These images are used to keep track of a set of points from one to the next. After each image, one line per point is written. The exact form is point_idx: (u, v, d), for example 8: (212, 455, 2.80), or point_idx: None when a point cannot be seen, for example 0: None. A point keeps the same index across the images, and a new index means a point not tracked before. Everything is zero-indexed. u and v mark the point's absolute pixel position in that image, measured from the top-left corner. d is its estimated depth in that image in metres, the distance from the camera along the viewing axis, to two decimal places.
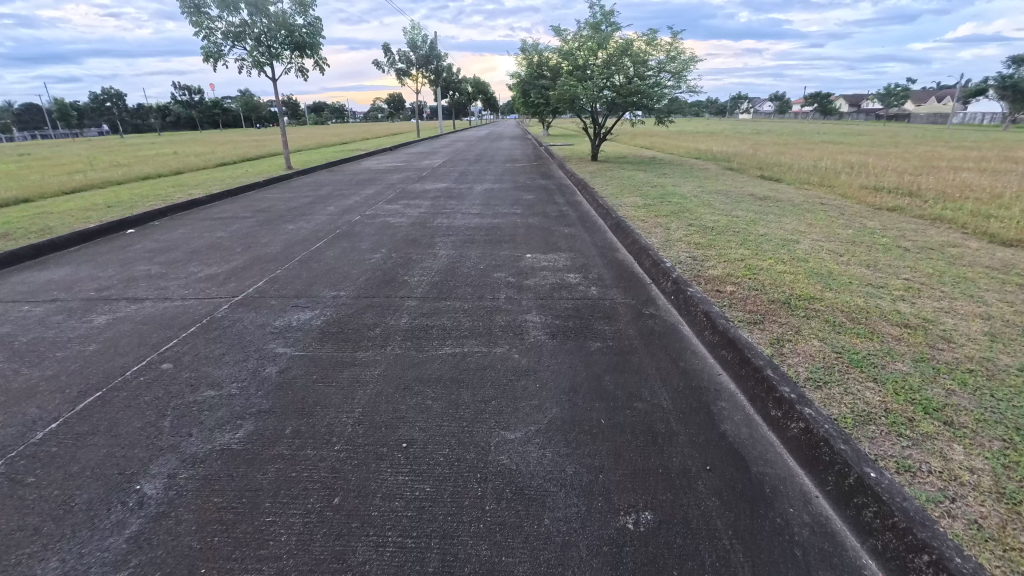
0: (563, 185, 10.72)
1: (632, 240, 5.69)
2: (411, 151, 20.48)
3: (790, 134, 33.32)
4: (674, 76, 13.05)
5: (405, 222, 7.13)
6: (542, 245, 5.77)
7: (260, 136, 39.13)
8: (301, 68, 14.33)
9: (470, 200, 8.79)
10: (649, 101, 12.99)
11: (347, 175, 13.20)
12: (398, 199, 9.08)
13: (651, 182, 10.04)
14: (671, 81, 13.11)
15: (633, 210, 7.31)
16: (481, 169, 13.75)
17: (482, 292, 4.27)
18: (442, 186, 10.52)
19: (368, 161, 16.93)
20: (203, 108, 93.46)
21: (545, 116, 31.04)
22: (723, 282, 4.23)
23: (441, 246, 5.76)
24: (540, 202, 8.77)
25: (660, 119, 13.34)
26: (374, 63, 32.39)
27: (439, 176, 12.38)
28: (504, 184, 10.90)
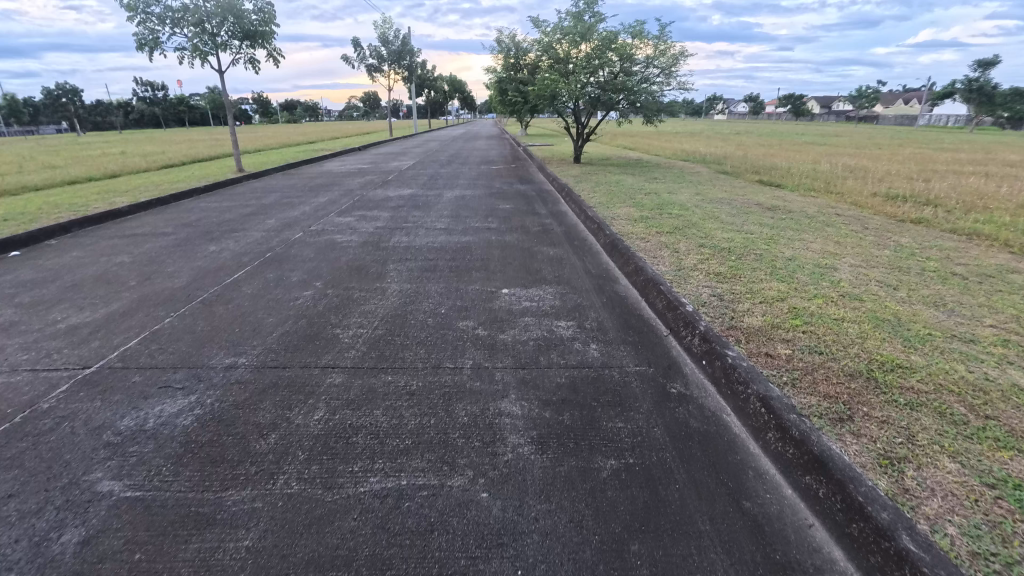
0: (543, 191, 9.55)
1: (634, 266, 4.50)
2: (380, 151, 19.04)
3: (770, 136, 32.91)
4: (662, 72, 12.02)
5: (355, 241, 5.86)
6: (521, 275, 4.54)
7: (222, 135, 36.84)
8: (251, 59, 12.82)
9: (436, 210, 7.55)
10: (637, 98, 11.92)
11: (302, 179, 11.78)
12: (352, 209, 7.77)
13: (642, 188, 8.93)
14: (660, 77, 12.07)
15: (628, 223, 6.17)
16: (453, 172, 12.51)
17: (437, 357, 3.03)
18: (406, 193, 9.23)
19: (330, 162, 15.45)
20: (166, 105, 89.40)
21: (522, 115, 29.82)
22: (770, 339, 3.08)
23: (393, 276, 4.51)
24: (517, 211, 7.56)
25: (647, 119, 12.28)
26: (343, 57, 30.65)
27: (405, 180, 11.07)
28: (477, 189, 9.67)
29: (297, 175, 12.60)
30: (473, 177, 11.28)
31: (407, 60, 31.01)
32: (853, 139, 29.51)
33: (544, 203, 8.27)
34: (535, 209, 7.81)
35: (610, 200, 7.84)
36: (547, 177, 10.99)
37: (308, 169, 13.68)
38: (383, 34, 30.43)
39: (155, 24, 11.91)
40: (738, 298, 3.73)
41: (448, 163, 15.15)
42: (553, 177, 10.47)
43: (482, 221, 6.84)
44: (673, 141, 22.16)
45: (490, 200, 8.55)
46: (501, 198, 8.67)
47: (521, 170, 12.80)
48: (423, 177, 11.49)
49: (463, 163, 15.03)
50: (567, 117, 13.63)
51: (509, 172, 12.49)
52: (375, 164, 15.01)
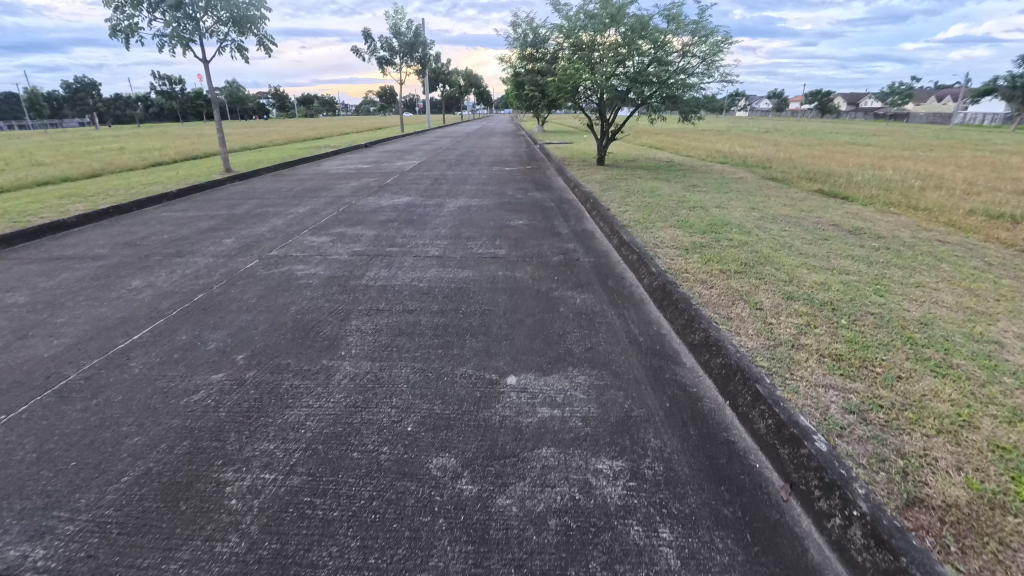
0: (563, 200, 8.06)
1: (705, 336, 3.03)
2: (384, 150, 17.67)
3: (802, 134, 30.96)
4: (703, 62, 10.38)
5: (321, 274, 4.47)
6: (537, 345, 3.10)
7: (229, 130, 35.76)
8: (239, 48, 11.51)
9: (433, 227, 6.13)
10: (672, 92, 10.32)
11: (291, 182, 10.46)
12: (333, 224, 6.39)
13: (683, 200, 7.38)
14: (699, 67, 10.45)
15: (677, 255, 4.67)
16: (460, 175, 11.08)
17: (378, 566, 1.63)
18: (402, 201, 7.82)
19: (329, 162, 14.12)
20: (183, 99, 89.32)
21: (539, 110, 28.22)
22: (1006, 548, 1.63)
23: (351, 345, 3.11)
24: (532, 228, 6.08)
25: (683, 115, 10.68)
26: (353, 50, 29.30)
27: (404, 184, 9.65)
28: (486, 197, 8.22)
29: (288, 177, 11.27)
30: (483, 182, 9.82)
31: (420, 53, 29.59)
32: (894, 139, 27.41)
33: (564, 217, 6.78)
34: (554, 225, 6.33)
35: (646, 215, 6.32)
36: (567, 182, 9.50)
37: (302, 170, 12.36)
38: (394, 25, 28.98)
39: (131, 8, 10.59)
40: (896, 424, 2.26)
41: (457, 163, 13.70)
42: (574, 184, 8.98)
43: (487, 243, 5.39)
44: (700, 140, 20.52)
45: (499, 212, 7.08)
46: (513, 210, 7.21)
47: (537, 173, 11.29)
48: (425, 181, 10.07)
49: (473, 163, 13.59)
50: (590, 112, 12.07)
51: (523, 175, 11.02)
52: (377, 164, 13.63)
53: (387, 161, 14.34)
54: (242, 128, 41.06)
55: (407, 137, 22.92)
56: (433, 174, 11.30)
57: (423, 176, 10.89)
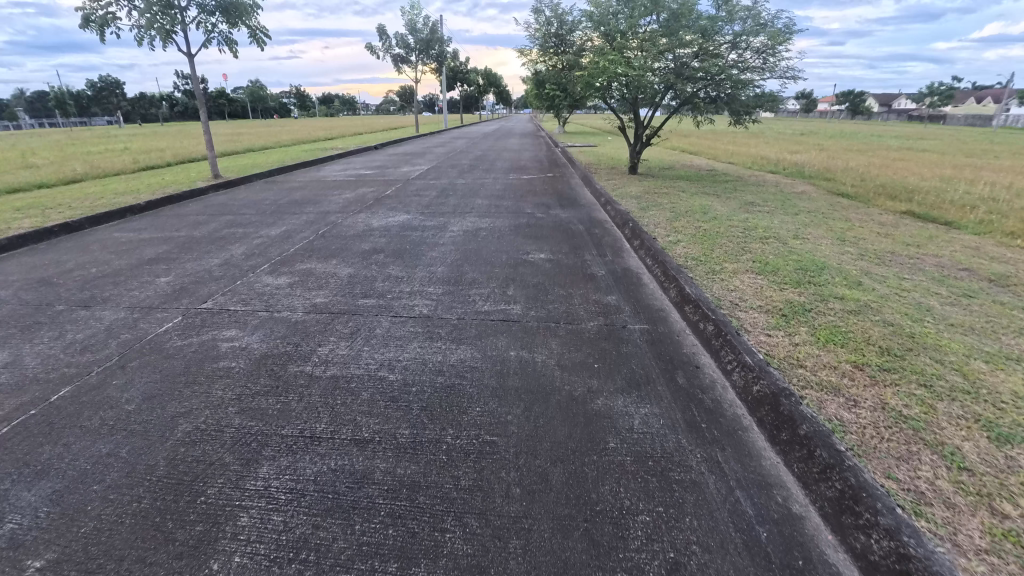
0: (593, 219, 6.55)
1: (901, 559, 1.58)
2: (393, 152, 16.33)
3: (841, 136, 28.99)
4: (760, 55, 8.61)
5: (255, 348, 3.08)
6: (578, 560, 1.64)
7: (242, 131, 34.91)
8: (228, 40, 10.23)
9: (429, 261, 4.70)
10: (721, 90, 8.68)
11: (279, 191, 9.15)
12: (302, 254, 5.00)
13: (747, 223, 5.81)
14: (755, 61, 8.68)
15: (775, 328, 3.14)
16: (472, 183, 9.67)
17: None
18: (398, 220, 6.42)
19: (330, 166, 12.83)
20: (205, 98, 89.73)
21: (559, 110, 26.66)
22: None
23: (238, 543, 1.73)
24: (556, 264, 4.59)
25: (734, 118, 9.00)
26: (366, 47, 28.08)
27: (406, 196, 8.23)
28: (499, 214, 6.75)
29: (279, 184, 9.98)
30: (497, 193, 8.38)
31: (437, 50, 28.28)
32: (943, 143, 25.35)
33: (597, 244, 5.26)
34: (584, 257, 4.83)
35: (707, 247, 4.80)
36: (596, 194, 7.99)
37: (297, 176, 11.08)
38: (410, 21, 27.70)
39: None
40: None
41: (469, 169, 12.27)
42: (605, 198, 7.46)
43: (495, 290, 3.94)
44: (737, 143, 18.84)
45: (515, 236, 5.61)
46: (533, 234, 5.74)
47: (559, 182, 9.79)
48: (431, 192, 8.66)
49: (488, 169, 12.16)
50: (621, 115, 10.37)
51: (543, 184, 9.54)
52: (382, 169, 12.28)
53: (393, 165, 12.99)
54: (257, 128, 40.36)
55: (420, 139, 21.59)
56: (442, 182, 9.91)
57: (429, 184, 9.50)
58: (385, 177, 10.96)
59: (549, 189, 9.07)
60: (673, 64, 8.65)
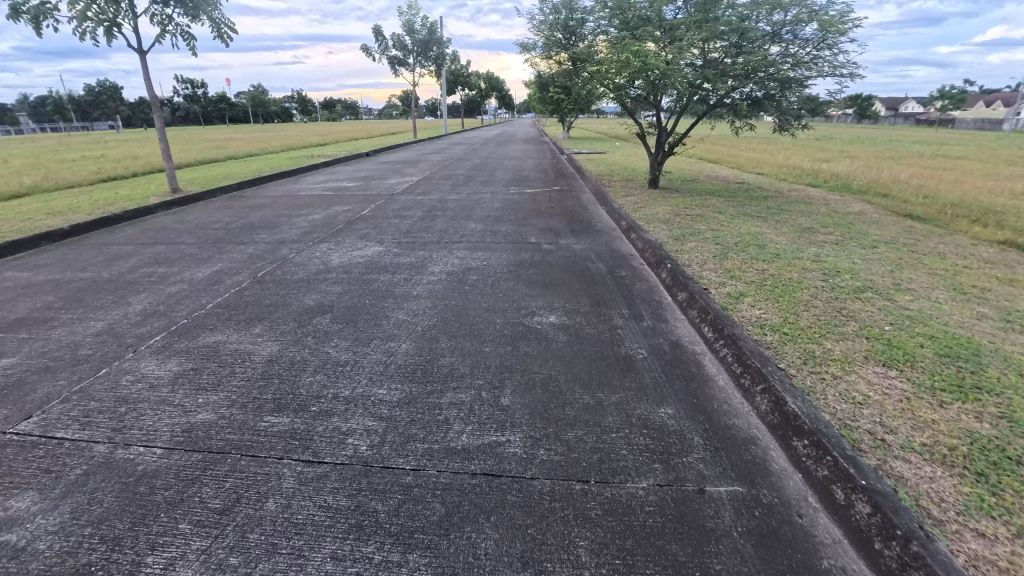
0: (616, 250, 5.10)
1: None
2: (384, 160, 14.94)
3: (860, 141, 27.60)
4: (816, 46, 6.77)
5: (34, 558, 1.67)
6: None
7: (235, 136, 33.62)
8: (185, 34, 8.83)
9: (391, 328, 3.28)
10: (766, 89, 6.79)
11: (239, 210, 7.76)
12: (220, 313, 3.60)
13: (823, 262, 4.38)
14: (810, 54, 6.82)
15: (988, 520, 1.71)
16: (467, 199, 8.26)
17: None
18: (366, 253, 5.01)
19: (311, 176, 11.45)
20: (205, 102, 88.81)
21: (564, 114, 25.30)
22: None
23: None
24: (574, 336, 3.15)
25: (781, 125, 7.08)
26: (362, 48, 26.77)
27: (384, 216, 6.81)
28: (496, 243, 5.33)
29: (243, 200, 8.60)
30: (495, 213, 6.97)
31: (436, 52, 26.97)
32: (971, 149, 23.92)
33: (628, 297, 3.81)
34: (613, 321, 3.38)
35: (788, 311, 3.35)
36: (615, 215, 6.56)
37: (269, 190, 9.70)
38: (407, 22, 26.37)
39: None
40: None
41: (465, 180, 10.87)
42: (628, 220, 6.03)
43: (482, 394, 2.51)
44: (758, 150, 17.41)
45: (515, 279, 4.18)
46: (539, 274, 4.30)
47: (568, 198, 8.38)
48: (416, 210, 7.26)
49: (486, 179, 10.77)
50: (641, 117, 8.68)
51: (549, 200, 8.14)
52: (368, 180, 10.89)
53: (381, 176, 11.59)
54: (252, 132, 39.20)
55: (415, 144, 20.14)
56: (431, 196, 8.52)
57: (417, 200, 8.11)
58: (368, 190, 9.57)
59: (557, 206, 7.66)
60: (707, 57, 6.89)
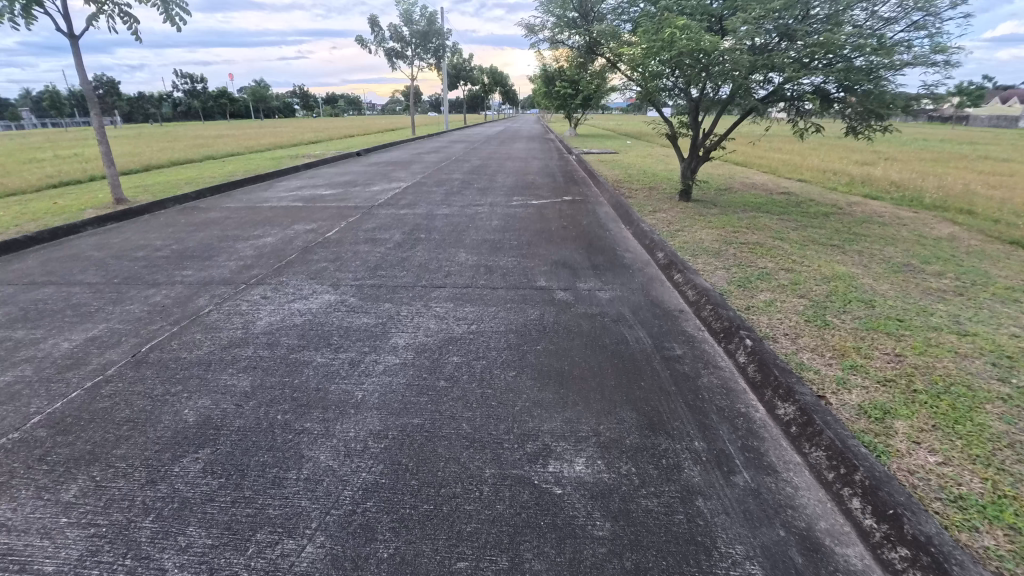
0: (657, 301, 3.63)
1: None
2: (373, 161, 13.50)
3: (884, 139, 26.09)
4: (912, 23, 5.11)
5: None
6: None
7: (226, 134, 32.16)
8: (123, 14, 7.38)
9: (296, 493, 1.88)
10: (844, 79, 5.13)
11: (180, 228, 6.37)
12: (38, 442, 2.22)
13: (977, 338, 2.92)
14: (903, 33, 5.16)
15: None
16: (459, 211, 6.82)
17: None
18: (309, 306, 3.60)
19: (285, 181, 10.04)
20: (203, 98, 87.13)
21: (571, 110, 23.76)
22: None
23: None
24: (620, 522, 1.74)
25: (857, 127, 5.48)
26: (356, 40, 25.25)
27: (352, 239, 5.39)
28: (489, 285, 3.90)
29: (192, 214, 7.20)
30: (492, 235, 5.54)
31: (435, 45, 25.46)
32: (1004, 148, 22.38)
33: (696, 410, 2.37)
34: (683, 476, 1.96)
35: (993, 468, 1.92)
36: (645, 240, 5.09)
37: (230, 200, 8.30)
38: (405, 12, 24.86)
39: None
40: None
41: (461, 186, 9.44)
42: (665, 249, 4.56)
43: None
44: (785, 150, 15.92)
45: (515, 364, 2.75)
46: (551, 351, 2.87)
47: (582, 212, 6.92)
48: (395, 229, 5.83)
49: (484, 185, 9.32)
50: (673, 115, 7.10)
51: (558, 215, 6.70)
52: (349, 186, 9.47)
53: (365, 180, 10.17)
54: (247, 129, 37.96)
55: (412, 143, 18.76)
56: (418, 207, 7.09)
57: (399, 214, 6.67)
58: (345, 198, 8.14)
59: (569, 223, 6.22)
60: (765, 38, 5.25)
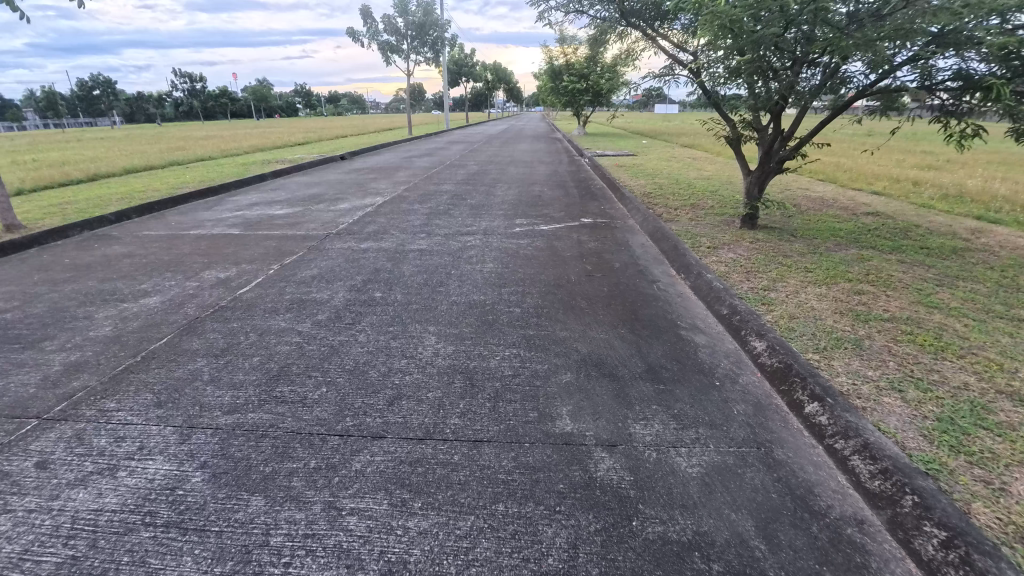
0: (804, 494, 1.80)
1: None
2: (354, 166, 11.62)
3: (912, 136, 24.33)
4: None
5: None
6: None
7: (215, 136, 30.39)
8: None
9: None
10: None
11: (52, 274, 4.55)
12: None
13: None
14: None
15: None
16: (441, 242, 4.96)
17: None
18: (102, 510, 1.78)
19: (238, 195, 8.21)
20: (202, 97, 85.77)
21: (579, 106, 21.80)
22: None
23: None
24: None
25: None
26: (348, 33, 23.29)
27: (272, 303, 3.55)
28: (467, 435, 2.08)
29: (87, 247, 5.37)
30: (484, 289, 3.67)
31: (434, 37, 23.52)
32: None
33: None
34: None
35: None
36: (722, 308, 3.22)
37: (154, 224, 6.48)
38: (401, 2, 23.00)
39: None
40: None
41: (452, 198, 7.59)
42: (769, 337, 2.72)
43: None
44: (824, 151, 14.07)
45: None
46: None
47: (610, 241, 5.07)
48: (342, 278, 3.98)
49: (479, 198, 7.44)
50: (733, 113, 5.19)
51: (578, 245, 4.81)
52: (311, 201, 7.61)
53: (336, 193, 8.31)
54: (238, 129, 36.24)
55: (405, 145, 16.93)
56: (386, 236, 5.22)
57: (357, 248, 4.81)
58: (298, 219, 6.29)
59: (594, 261, 4.34)
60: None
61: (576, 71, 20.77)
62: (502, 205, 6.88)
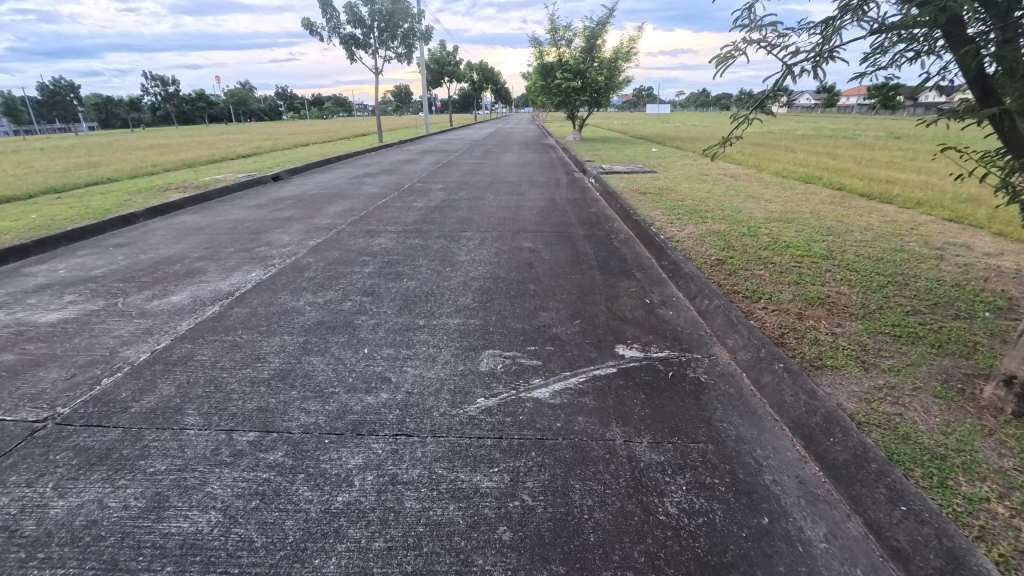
0: None
1: None
2: (274, 195, 8.42)
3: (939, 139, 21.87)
4: None
5: None
6: None
7: (162, 144, 26.85)
8: None
9: None
10: None
11: None
12: None
13: None
14: None
15: None
16: (268, 484, 1.87)
17: None
18: None
19: (38, 265, 5.03)
20: (175, 101, 81.81)
21: (574, 108, 18.75)
22: None
23: None
24: None
25: None
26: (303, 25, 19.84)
27: None
28: None
29: None
30: None
31: (405, 29, 20.29)
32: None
33: None
34: None
35: None
36: None
37: None
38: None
39: None
40: None
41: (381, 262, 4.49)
42: None
43: None
44: (884, 164, 11.30)
45: None
46: None
47: (705, 444, 2.03)
48: None
49: (425, 264, 4.32)
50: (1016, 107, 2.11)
51: (637, 497, 1.76)
52: (141, 276, 4.46)
53: (200, 250, 5.16)
54: (195, 136, 32.72)
55: (364, 159, 13.82)
56: (153, 447, 2.13)
57: (21, 531, 1.72)
58: (51, 345, 3.17)
59: None
60: None
61: (571, 67, 17.77)
62: (460, 287, 3.77)
